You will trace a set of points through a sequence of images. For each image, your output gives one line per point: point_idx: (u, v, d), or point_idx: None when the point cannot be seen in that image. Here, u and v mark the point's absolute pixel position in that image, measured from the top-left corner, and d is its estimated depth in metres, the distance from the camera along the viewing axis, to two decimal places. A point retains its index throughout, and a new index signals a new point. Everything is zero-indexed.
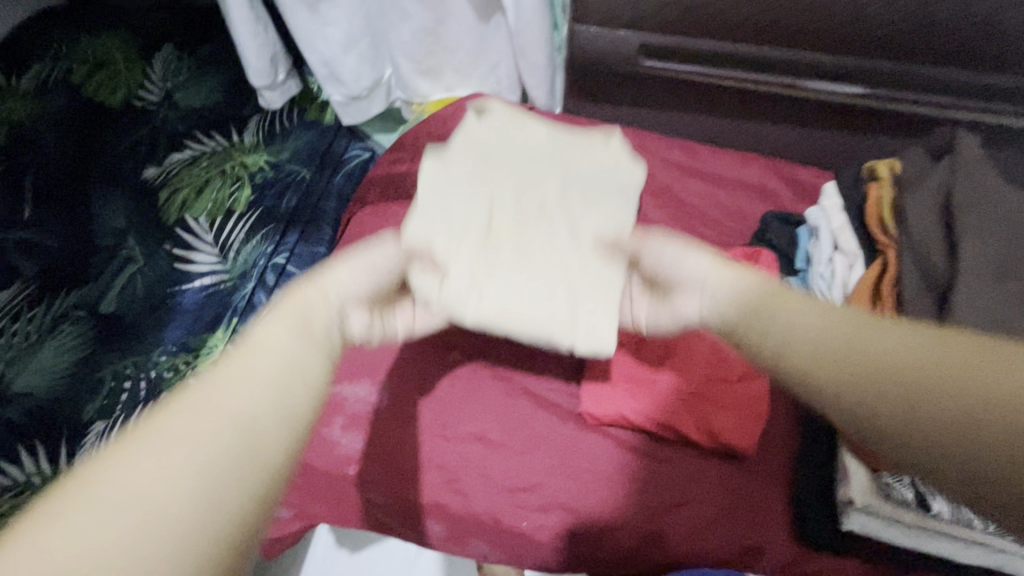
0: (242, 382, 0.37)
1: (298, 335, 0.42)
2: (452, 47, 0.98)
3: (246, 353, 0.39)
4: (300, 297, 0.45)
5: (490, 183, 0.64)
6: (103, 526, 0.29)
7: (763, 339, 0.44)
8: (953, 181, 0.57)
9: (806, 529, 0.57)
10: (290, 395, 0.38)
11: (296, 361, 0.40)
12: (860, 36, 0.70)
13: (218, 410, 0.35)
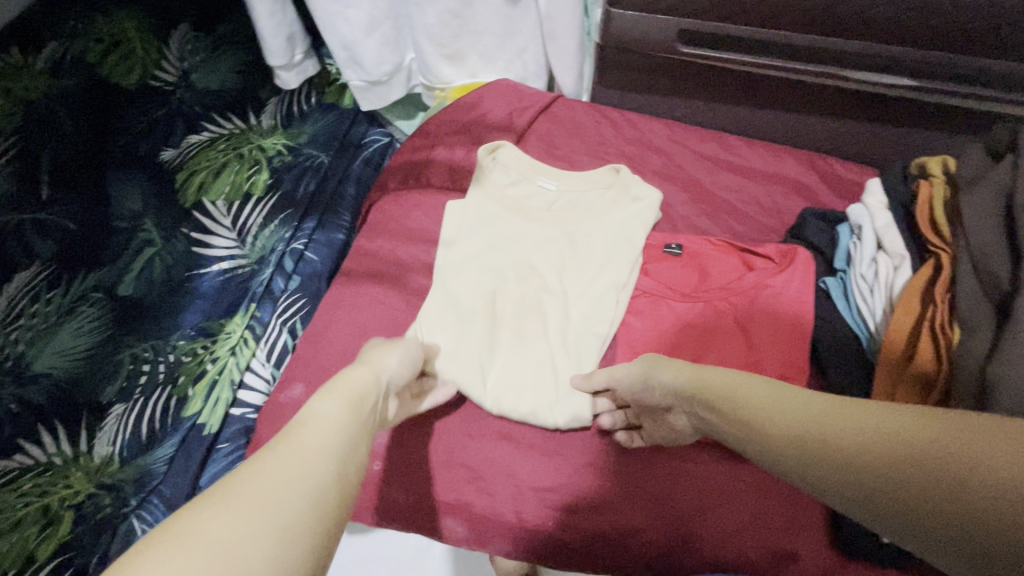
0: (302, 452, 0.35)
1: (349, 410, 0.42)
2: (479, 31, 0.95)
3: (299, 425, 0.38)
4: (348, 378, 0.46)
5: (494, 262, 0.73)
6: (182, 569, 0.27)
7: (728, 419, 0.45)
8: (1015, 180, 0.54)
9: (844, 540, 0.55)
10: (348, 460, 0.38)
11: (348, 429, 0.40)
12: (913, 25, 0.66)
13: (281, 475, 0.33)
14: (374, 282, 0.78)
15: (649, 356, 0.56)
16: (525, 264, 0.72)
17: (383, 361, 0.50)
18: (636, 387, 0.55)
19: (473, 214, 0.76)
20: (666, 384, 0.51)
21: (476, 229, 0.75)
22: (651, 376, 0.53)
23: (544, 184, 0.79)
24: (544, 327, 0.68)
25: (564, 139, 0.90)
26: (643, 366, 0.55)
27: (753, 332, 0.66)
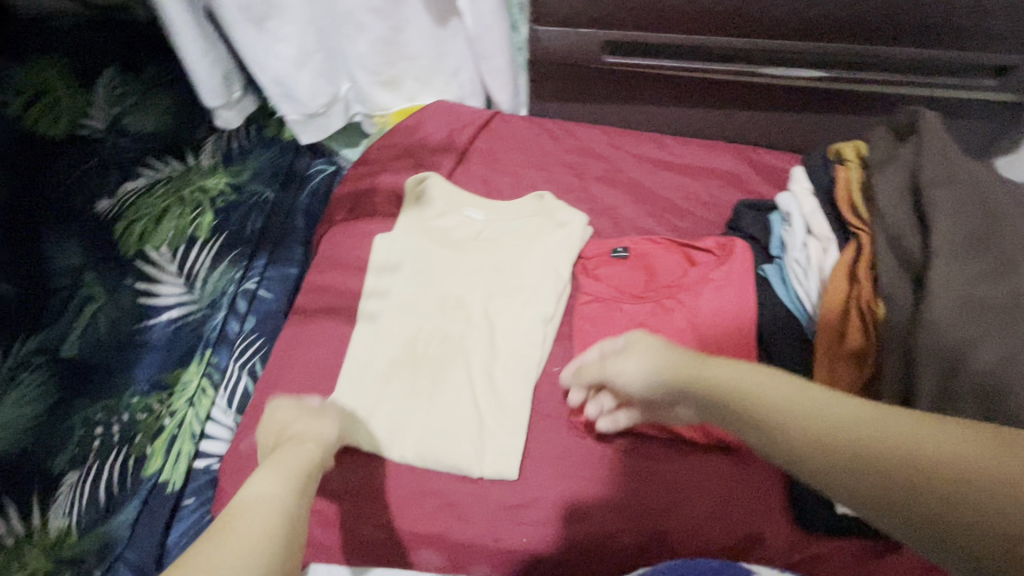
0: (243, 539, 0.42)
1: (286, 483, 0.48)
2: (412, 54, 0.95)
3: (240, 512, 0.45)
4: (290, 448, 0.53)
5: (415, 302, 0.73)
6: None
7: (749, 413, 0.43)
8: (919, 159, 0.58)
9: (804, 516, 0.57)
10: (283, 531, 0.44)
11: (286, 502, 0.46)
12: (817, 21, 0.70)
13: (229, 559, 0.41)
14: (329, 317, 0.77)
15: (658, 350, 0.54)
16: (448, 302, 0.73)
17: (313, 429, 0.57)
18: (639, 383, 0.54)
19: (399, 246, 0.78)
20: (683, 376, 0.50)
21: (402, 267, 0.76)
22: (654, 372, 0.53)
23: (470, 214, 0.81)
24: (466, 368, 0.68)
25: (506, 154, 0.91)
26: (668, 354, 0.52)
27: (704, 324, 0.67)
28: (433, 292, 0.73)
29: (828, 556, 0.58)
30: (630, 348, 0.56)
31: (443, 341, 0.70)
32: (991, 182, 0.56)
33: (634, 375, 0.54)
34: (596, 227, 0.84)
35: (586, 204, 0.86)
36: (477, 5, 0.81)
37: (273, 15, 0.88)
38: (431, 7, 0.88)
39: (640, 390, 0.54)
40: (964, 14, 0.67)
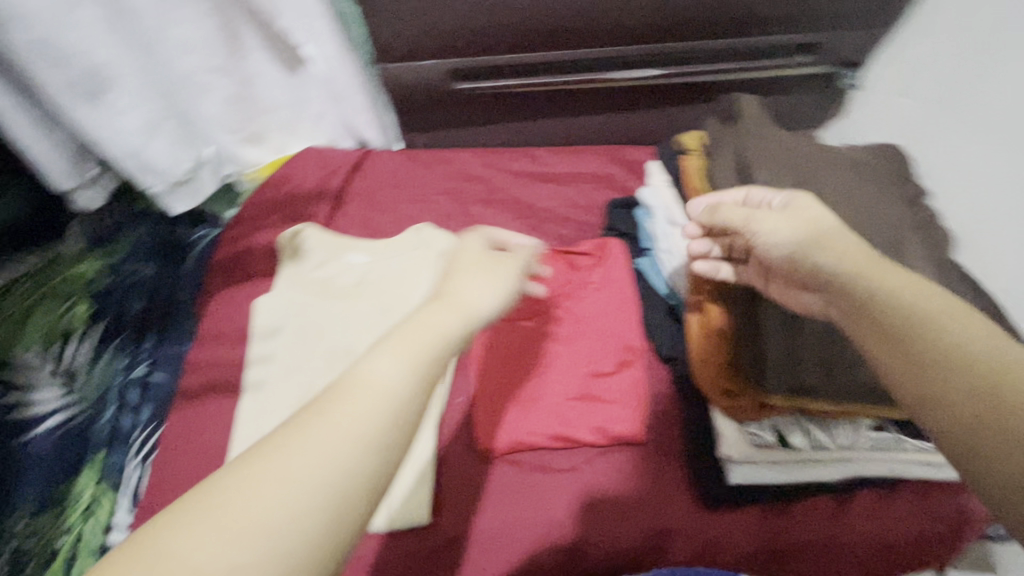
0: (342, 425, 0.32)
1: (410, 370, 0.36)
2: (271, 106, 0.95)
3: (356, 387, 0.34)
4: (426, 323, 0.40)
5: (304, 363, 0.70)
6: (209, 527, 0.28)
7: (896, 331, 0.39)
8: (741, 144, 0.64)
9: (704, 494, 0.59)
10: (391, 431, 0.33)
11: (405, 397, 0.35)
12: (643, 27, 0.73)
13: (323, 450, 0.31)
14: (218, 395, 0.72)
15: (822, 227, 0.48)
16: (338, 353, 0.71)
17: (475, 304, 0.44)
18: (785, 256, 0.49)
19: (280, 306, 0.75)
20: (851, 267, 0.44)
21: (286, 327, 0.73)
22: (814, 253, 0.47)
23: (352, 259, 0.79)
24: None
25: (384, 192, 0.90)
26: (844, 242, 0.46)
27: (593, 327, 0.68)
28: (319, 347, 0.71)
29: (745, 529, 0.58)
30: (787, 216, 0.50)
31: None
32: (799, 157, 0.63)
33: (790, 249, 0.49)
34: None
35: (471, 228, 0.87)
36: (319, 50, 0.81)
37: (110, 84, 0.71)
38: (278, 58, 0.88)
39: (776, 256, 0.50)
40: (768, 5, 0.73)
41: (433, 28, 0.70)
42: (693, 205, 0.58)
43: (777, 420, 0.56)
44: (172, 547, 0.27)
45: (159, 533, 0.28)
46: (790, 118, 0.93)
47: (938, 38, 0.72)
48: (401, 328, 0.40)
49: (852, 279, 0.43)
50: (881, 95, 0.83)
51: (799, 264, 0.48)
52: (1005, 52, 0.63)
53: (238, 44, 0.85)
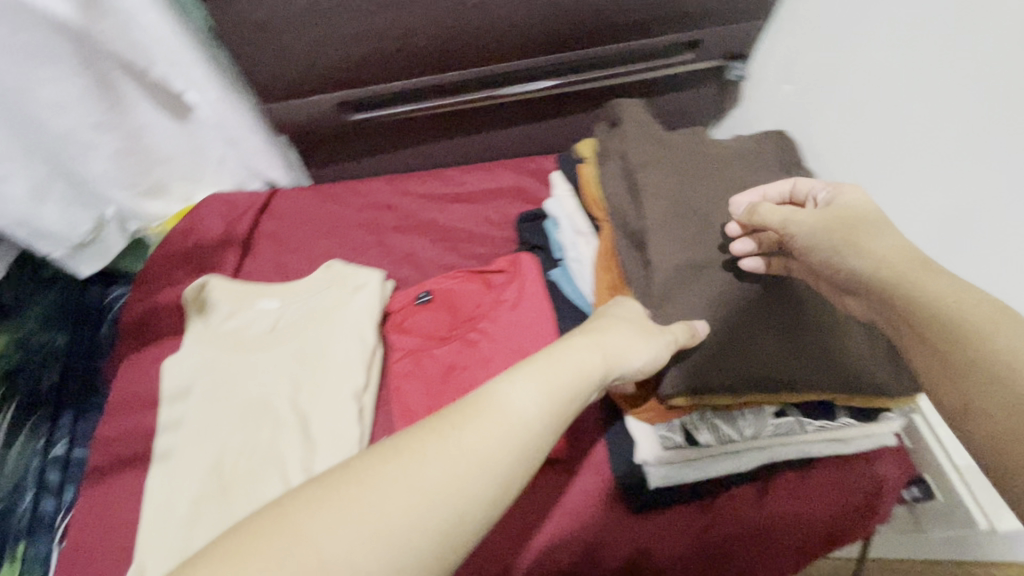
0: (475, 441, 0.36)
1: (544, 408, 0.40)
2: (166, 156, 0.90)
3: (493, 409, 0.38)
4: (563, 359, 0.44)
5: (215, 422, 0.67)
6: (357, 513, 0.31)
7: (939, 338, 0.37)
8: (626, 148, 0.65)
9: (631, 501, 0.59)
10: (516, 464, 0.37)
11: (529, 434, 0.38)
12: (527, 42, 0.73)
13: (459, 464, 0.35)
14: (132, 468, 0.68)
15: (849, 222, 0.47)
16: (251, 407, 0.68)
17: (622, 351, 0.48)
18: (825, 258, 0.47)
19: (187, 366, 0.71)
20: (886, 268, 0.43)
21: (195, 388, 0.70)
22: (849, 256, 0.45)
23: (264, 305, 0.77)
24: (281, 473, 0.63)
25: (295, 231, 0.88)
26: (881, 245, 0.45)
27: (511, 344, 0.68)
28: (233, 403, 0.68)
29: (670, 528, 0.59)
30: (829, 221, 0.48)
31: (248, 451, 0.65)
32: (685, 156, 0.65)
33: (826, 249, 0.47)
34: (401, 278, 0.83)
35: (386, 257, 0.85)
36: (201, 96, 0.77)
37: None
38: (164, 106, 0.84)
39: (804, 246, 0.49)
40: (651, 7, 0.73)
41: (310, 63, 0.68)
42: (744, 194, 0.58)
43: (685, 419, 0.56)
44: (314, 513, 0.31)
45: (303, 499, 0.32)
46: (691, 111, 0.95)
47: (807, 26, 0.75)
48: (536, 358, 0.44)
49: (891, 280, 0.42)
50: (767, 85, 0.85)
51: (836, 268, 0.47)
52: (864, 35, 0.66)
53: (116, 97, 0.79)
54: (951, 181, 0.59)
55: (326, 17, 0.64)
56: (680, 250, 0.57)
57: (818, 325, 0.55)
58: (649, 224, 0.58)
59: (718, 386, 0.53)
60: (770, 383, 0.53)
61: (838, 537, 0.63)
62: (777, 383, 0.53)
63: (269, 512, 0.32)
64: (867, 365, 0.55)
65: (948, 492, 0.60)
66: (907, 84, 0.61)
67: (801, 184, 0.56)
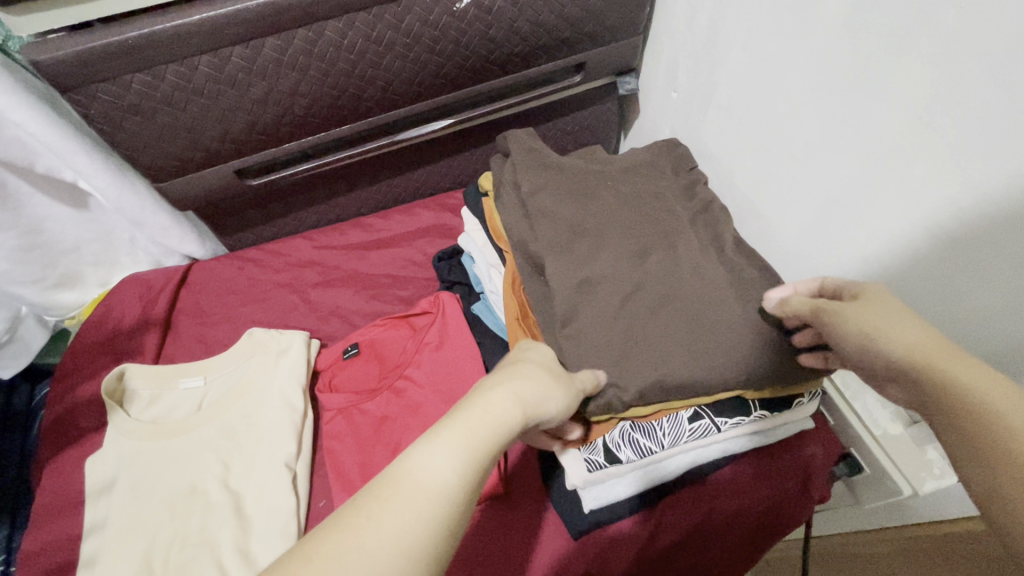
0: (393, 534, 0.30)
1: (465, 474, 0.35)
2: (72, 245, 0.88)
3: (406, 490, 0.33)
4: (478, 416, 0.38)
5: (143, 517, 0.64)
6: None
7: (955, 419, 0.34)
8: (516, 178, 0.67)
9: (572, 527, 0.59)
10: (444, 540, 0.32)
11: (457, 507, 0.33)
12: (414, 88, 0.74)
13: (378, 570, 0.29)
14: None
15: (877, 302, 0.43)
16: (180, 494, 0.66)
17: (529, 397, 0.43)
18: (853, 342, 0.43)
19: (108, 461, 0.69)
20: (918, 357, 0.38)
21: (118, 481, 0.67)
22: (877, 339, 0.41)
23: (186, 385, 0.75)
24: (216, 558, 0.61)
25: (215, 303, 0.86)
26: (906, 327, 0.40)
27: (441, 387, 0.68)
28: (160, 493, 0.66)
29: (613, 546, 0.59)
30: (860, 307, 0.43)
31: (180, 542, 0.62)
32: (576, 177, 0.67)
33: (852, 333, 0.43)
34: (329, 334, 0.82)
35: (311, 315, 0.84)
36: (92, 182, 0.75)
37: None
38: (59, 197, 0.81)
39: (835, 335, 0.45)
40: (528, 40, 0.75)
41: (192, 138, 0.68)
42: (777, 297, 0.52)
43: (608, 437, 0.56)
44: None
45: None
46: (595, 127, 0.98)
47: (678, 37, 0.78)
48: (450, 418, 0.38)
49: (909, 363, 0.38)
50: (658, 94, 0.88)
51: (864, 355, 0.42)
52: (726, 42, 0.69)
53: (6, 193, 0.76)
54: (814, 174, 0.61)
55: (199, 93, 0.63)
56: (571, 265, 0.59)
57: (716, 321, 0.55)
58: (545, 254, 0.60)
59: (632, 397, 0.53)
60: (679, 387, 0.53)
61: (780, 523, 0.65)
62: (685, 385, 0.53)
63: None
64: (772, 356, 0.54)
65: (870, 461, 0.62)
66: (766, 85, 0.64)
67: (829, 279, 0.49)
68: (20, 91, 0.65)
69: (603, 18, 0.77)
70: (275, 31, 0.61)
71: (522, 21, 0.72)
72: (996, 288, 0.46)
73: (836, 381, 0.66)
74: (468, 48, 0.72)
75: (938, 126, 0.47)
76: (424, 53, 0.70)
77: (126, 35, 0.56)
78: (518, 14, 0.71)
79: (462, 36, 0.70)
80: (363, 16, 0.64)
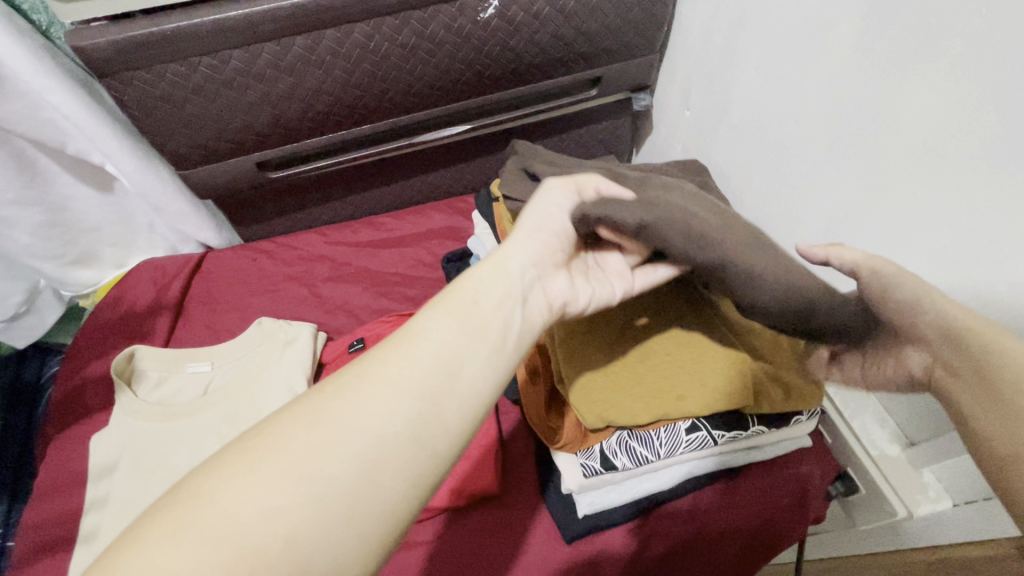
0: (385, 387, 0.32)
1: (460, 332, 0.36)
2: (93, 225, 0.90)
3: (407, 343, 0.35)
4: (467, 278, 0.40)
5: (144, 495, 0.65)
6: (258, 464, 0.29)
7: (994, 395, 0.33)
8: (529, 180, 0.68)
9: (566, 529, 0.59)
10: (441, 387, 0.34)
11: (457, 361, 0.35)
12: (435, 92, 0.76)
13: (373, 405, 0.32)
14: (60, 552, 0.66)
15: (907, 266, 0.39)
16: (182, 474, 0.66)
17: (522, 251, 0.43)
18: (900, 304, 0.39)
19: (114, 439, 0.70)
20: (961, 327, 0.36)
21: (121, 460, 0.68)
22: (926, 305, 0.38)
23: (194, 370, 0.76)
24: None
25: (226, 291, 0.88)
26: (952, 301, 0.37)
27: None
28: (162, 472, 0.67)
29: (606, 554, 0.59)
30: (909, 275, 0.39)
31: None
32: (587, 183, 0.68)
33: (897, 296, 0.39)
34: (335, 328, 0.83)
35: (320, 308, 0.86)
36: (119, 167, 0.78)
37: None
38: (87, 179, 0.85)
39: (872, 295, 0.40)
40: (547, 53, 0.77)
41: (217, 129, 0.70)
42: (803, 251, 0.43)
43: (605, 443, 0.56)
44: (202, 514, 0.27)
45: (208, 475, 0.29)
46: (608, 141, 1.00)
47: (693, 57, 0.81)
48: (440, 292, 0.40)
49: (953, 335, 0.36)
50: (671, 112, 0.90)
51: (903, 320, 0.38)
52: (741, 62, 0.70)
53: (36, 170, 0.79)
54: (821, 192, 0.63)
55: (229, 85, 0.66)
56: None
57: (726, 213, 0.47)
58: None
59: (632, 227, 0.43)
60: (690, 235, 0.43)
61: (775, 538, 0.65)
62: (696, 240, 0.42)
63: (148, 523, 0.27)
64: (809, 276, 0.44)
65: (867, 483, 0.63)
66: (777, 106, 0.66)
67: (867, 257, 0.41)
68: (60, 74, 0.68)
69: (621, 35, 0.79)
70: (305, 30, 0.63)
71: (542, 34, 0.74)
72: (995, 312, 0.47)
73: (836, 399, 0.65)
74: (489, 57, 0.74)
75: (944, 153, 0.47)
76: (447, 59, 0.72)
77: (164, 26, 0.59)
78: (539, 26, 0.73)
79: (484, 45, 0.72)
80: (390, 20, 0.66)
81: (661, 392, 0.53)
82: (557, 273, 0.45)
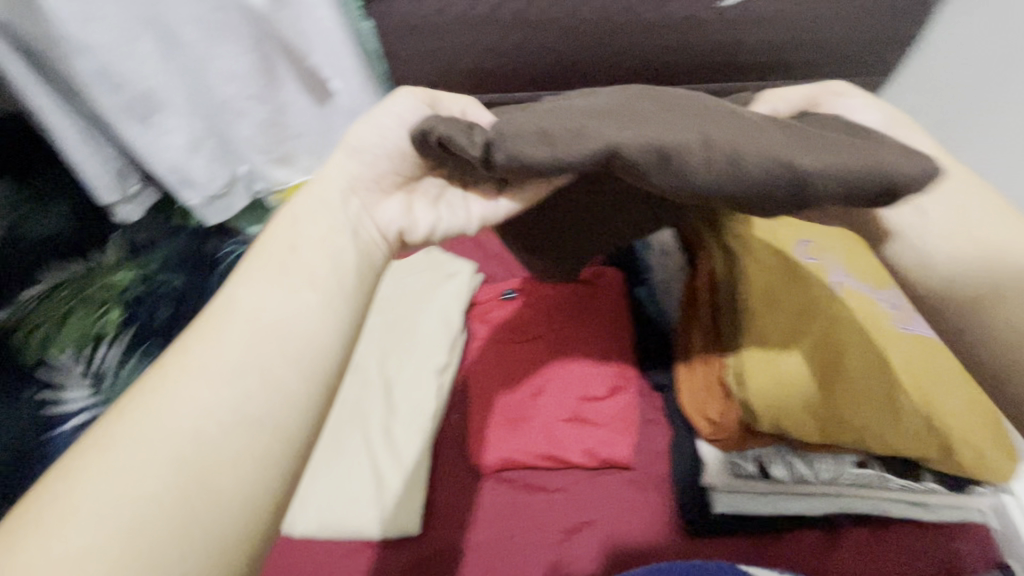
0: (201, 378, 0.29)
1: (289, 296, 0.33)
2: (299, 131, 1.00)
3: (218, 322, 0.32)
4: (273, 244, 0.35)
5: None
6: (66, 503, 0.25)
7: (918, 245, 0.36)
8: None
9: (699, 524, 0.59)
10: (272, 356, 0.31)
11: (294, 327, 0.32)
12: (643, 70, 0.77)
13: (182, 398, 0.29)
14: None
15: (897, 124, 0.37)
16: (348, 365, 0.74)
17: (355, 187, 0.37)
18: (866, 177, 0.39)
19: None
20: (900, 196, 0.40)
21: None
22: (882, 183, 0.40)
23: None
24: (362, 434, 0.68)
25: None
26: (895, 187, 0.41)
27: (556, 342, 0.70)
28: None
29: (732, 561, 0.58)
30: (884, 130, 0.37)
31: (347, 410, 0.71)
32: None
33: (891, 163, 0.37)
34: (488, 272, 0.84)
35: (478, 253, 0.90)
36: None
37: (158, 109, 0.82)
38: (310, 89, 0.95)
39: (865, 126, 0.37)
40: (770, 54, 0.75)
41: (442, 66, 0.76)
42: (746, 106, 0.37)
43: (760, 451, 0.57)
44: None
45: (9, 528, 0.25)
46: None
47: None
48: (247, 258, 0.35)
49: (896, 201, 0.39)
50: None
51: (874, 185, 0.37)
52: None
53: (274, 74, 0.91)
54: None
55: (468, 28, 0.71)
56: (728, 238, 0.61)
57: (604, 98, 0.34)
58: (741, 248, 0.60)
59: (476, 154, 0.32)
60: (548, 137, 0.31)
61: None
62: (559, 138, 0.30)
63: None
64: (769, 139, 0.28)
65: None
66: None
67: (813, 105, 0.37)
68: None
69: (851, 50, 0.75)
70: None
71: (774, 34, 0.72)
72: None
73: None
74: (710, 47, 0.74)
75: None
76: (670, 41, 0.73)
77: None
78: (774, 26, 0.71)
79: (710, 35, 0.72)
80: None
81: (846, 417, 0.52)
82: (388, 197, 0.39)
